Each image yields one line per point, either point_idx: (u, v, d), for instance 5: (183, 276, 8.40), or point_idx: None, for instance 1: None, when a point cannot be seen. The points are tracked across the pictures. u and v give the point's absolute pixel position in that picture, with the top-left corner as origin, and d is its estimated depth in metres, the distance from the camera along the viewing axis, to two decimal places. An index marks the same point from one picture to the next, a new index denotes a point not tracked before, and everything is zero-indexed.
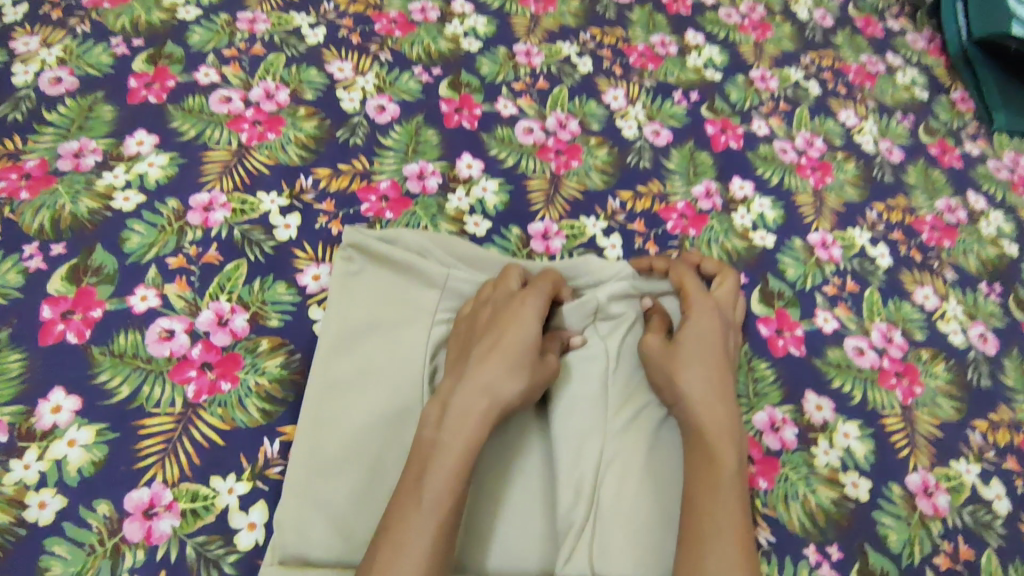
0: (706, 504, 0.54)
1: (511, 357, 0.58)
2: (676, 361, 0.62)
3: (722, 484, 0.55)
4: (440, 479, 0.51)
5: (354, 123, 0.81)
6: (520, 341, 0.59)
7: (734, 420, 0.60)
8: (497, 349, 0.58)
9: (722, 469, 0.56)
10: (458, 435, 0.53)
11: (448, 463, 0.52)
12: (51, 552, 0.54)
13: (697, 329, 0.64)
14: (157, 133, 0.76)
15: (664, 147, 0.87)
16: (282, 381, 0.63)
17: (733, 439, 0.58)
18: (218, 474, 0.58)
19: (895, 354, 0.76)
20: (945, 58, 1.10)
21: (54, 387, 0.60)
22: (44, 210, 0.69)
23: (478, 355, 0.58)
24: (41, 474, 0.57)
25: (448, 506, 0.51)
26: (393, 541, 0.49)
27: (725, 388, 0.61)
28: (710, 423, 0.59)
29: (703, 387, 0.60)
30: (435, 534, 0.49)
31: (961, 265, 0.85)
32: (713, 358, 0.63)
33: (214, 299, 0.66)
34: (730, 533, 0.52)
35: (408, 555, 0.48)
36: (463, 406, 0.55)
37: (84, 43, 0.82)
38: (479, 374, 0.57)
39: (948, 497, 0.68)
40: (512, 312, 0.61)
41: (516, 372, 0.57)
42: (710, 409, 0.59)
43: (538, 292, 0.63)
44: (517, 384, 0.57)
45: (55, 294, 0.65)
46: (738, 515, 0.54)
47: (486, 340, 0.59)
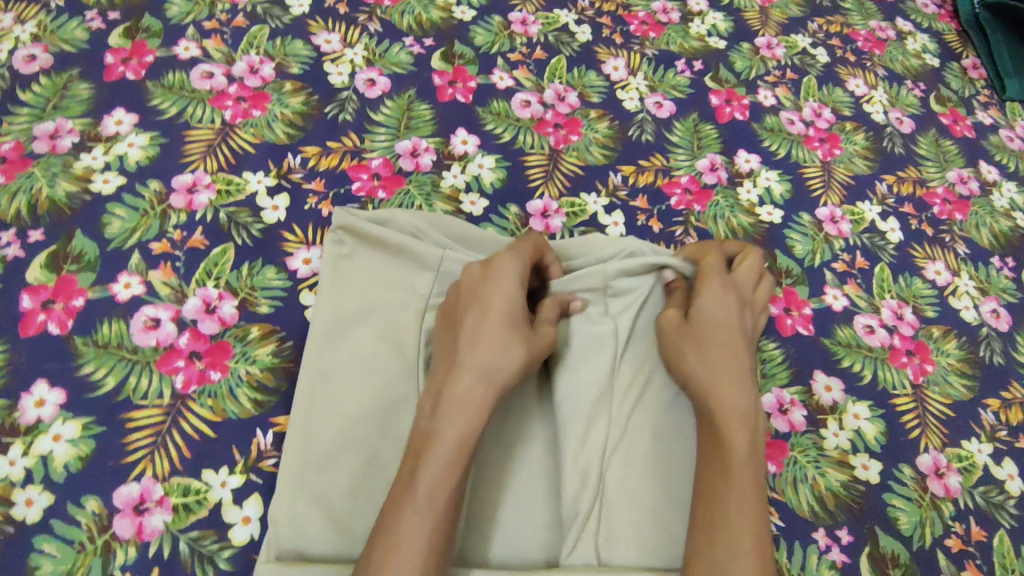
0: (719, 497, 0.51)
1: (501, 334, 0.55)
2: (690, 341, 0.60)
3: (732, 472, 0.52)
4: (435, 474, 0.49)
5: (343, 98, 0.77)
6: (509, 315, 0.56)
7: (748, 400, 0.56)
8: (483, 326, 0.55)
9: (730, 454, 0.53)
10: (453, 426, 0.50)
11: (443, 455, 0.49)
12: (40, 551, 0.52)
13: (713, 307, 0.61)
14: (136, 112, 0.72)
15: (667, 119, 0.84)
16: (274, 369, 0.61)
17: (747, 422, 0.55)
18: (210, 467, 0.56)
19: (906, 332, 0.74)
20: (956, 23, 1.06)
21: (37, 380, 0.58)
22: (21, 195, 0.66)
23: (467, 338, 0.55)
24: (27, 470, 0.54)
25: (445, 503, 0.48)
26: (385, 535, 0.47)
27: (741, 368, 0.58)
28: (721, 403, 0.56)
29: (712, 368, 0.58)
30: (432, 531, 0.47)
31: (973, 239, 0.83)
32: (731, 340, 0.60)
33: (201, 286, 0.64)
34: (740, 520, 0.50)
35: (401, 554, 0.46)
36: (463, 395, 0.52)
37: (58, 18, 0.78)
38: (475, 358, 0.53)
39: (959, 478, 0.66)
40: (491, 283, 0.58)
41: (513, 345, 0.55)
42: (721, 390, 0.56)
43: (517, 257, 0.60)
44: (516, 360, 0.54)
45: (34, 283, 0.62)
46: (749, 498, 0.51)
47: (470, 318, 0.56)
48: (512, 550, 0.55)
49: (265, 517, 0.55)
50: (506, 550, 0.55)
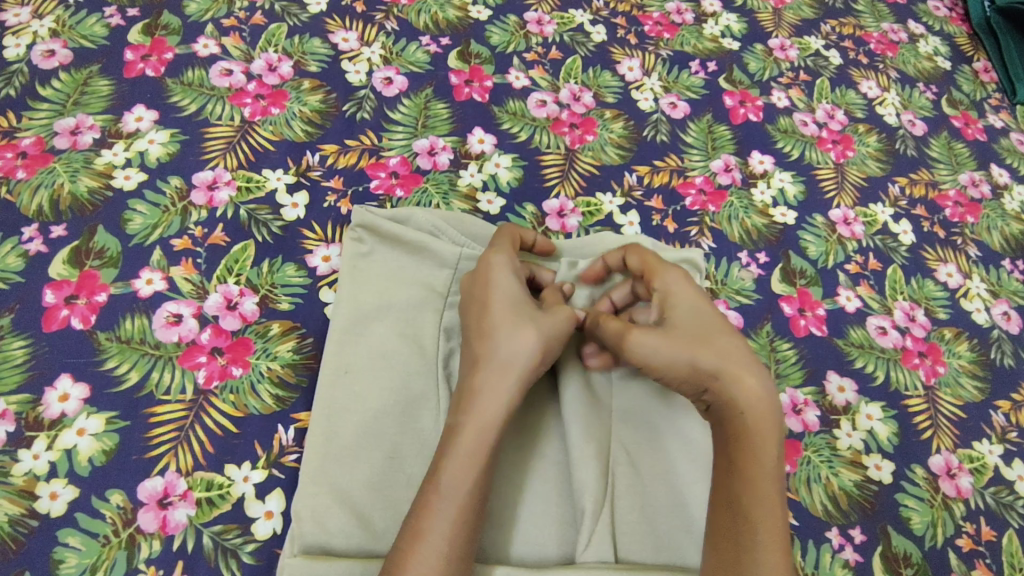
0: (740, 506, 0.50)
1: (503, 322, 0.56)
2: (691, 346, 0.54)
3: (762, 479, 0.51)
4: (459, 463, 0.50)
5: (360, 97, 0.78)
6: (511, 302, 0.57)
7: (772, 390, 0.53)
8: (490, 319, 0.56)
9: (759, 457, 0.51)
10: (474, 416, 0.52)
11: (465, 446, 0.50)
12: (65, 544, 0.52)
13: (682, 298, 0.58)
14: (156, 109, 0.73)
15: (681, 120, 0.84)
16: (295, 366, 0.62)
17: (774, 416, 0.52)
18: (232, 462, 0.57)
19: (918, 333, 0.74)
20: (967, 27, 1.06)
21: (61, 375, 0.58)
22: (42, 190, 0.66)
23: (476, 334, 0.56)
24: (51, 464, 0.55)
25: (469, 495, 0.49)
26: (414, 527, 0.48)
27: (744, 350, 0.55)
28: (747, 400, 0.52)
29: (729, 358, 0.53)
30: (455, 521, 0.48)
31: (985, 242, 0.83)
32: (717, 327, 0.56)
33: (222, 282, 0.64)
34: (768, 537, 0.49)
35: (427, 545, 0.47)
36: (477, 386, 0.53)
37: (77, 13, 0.78)
38: (489, 351, 0.55)
39: (970, 479, 0.67)
40: (484, 278, 0.59)
41: (522, 327, 0.55)
42: (741, 381, 0.53)
43: (501, 248, 0.61)
44: (530, 342, 0.55)
45: (57, 278, 0.62)
46: (778, 504, 0.50)
47: (475, 317, 0.57)
48: (526, 544, 0.55)
49: (288, 512, 0.56)
50: (520, 545, 0.55)
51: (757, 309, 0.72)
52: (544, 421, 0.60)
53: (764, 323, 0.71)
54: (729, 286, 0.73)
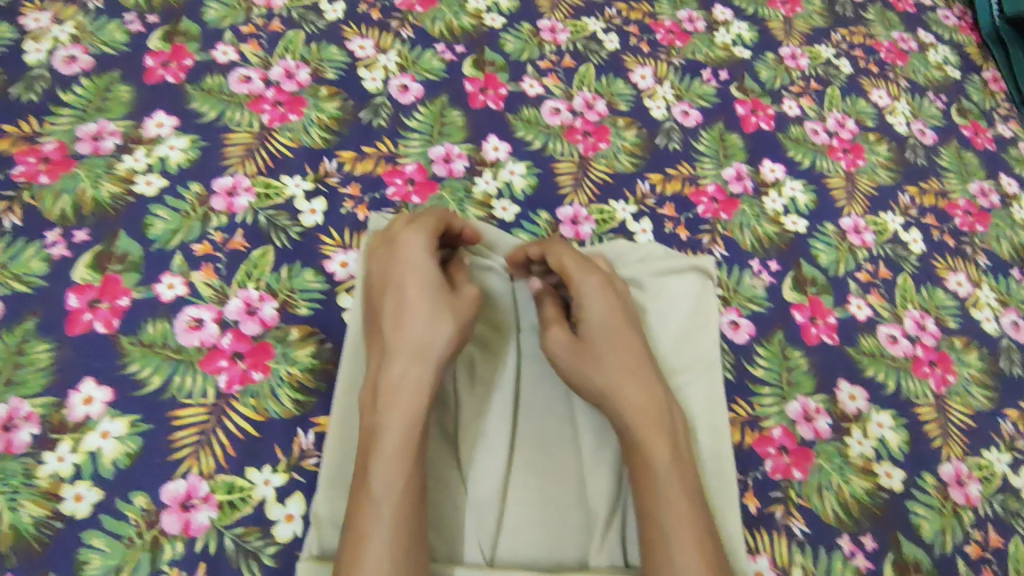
0: (648, 511, 0.52)
1: (418, 311, 0.56)
2: (583, 357, 0.58)
3: (658, 484, 0.53)
4: (386, 462, 0.50)
5: (377, 104, 0.79)
6: (423, 288, 0.57)
7: (651, 402, 0.57)
8: (405, 306, 0.57)
9: (651, 460, 0.54)
10: (393, 413, 0.52)
11: (390, 444, 0.50)
12: (90, 545, 0.53)
13: (593, 310, 0.60)
14: (176, 115, 0.74)
15: (693, 128, 0.85)
16: (314, 371, 0.62)
17: (660, 425, 0.56)
18: (254, 465, 0.58)
19: (928, 342, 0.75)
20: (976, 36, 1.07)
21: (85, 378, 0.59)
22: (65, 195, 0.67)
23: (390, 322, 0.56)
24: (76, 466, 0.56)
25: (404, 490, 0.49)
26: (355, 535, 0.48)
27: (641, 366, 0.59)
28: (630, 414, 0.56)
29: (615, 373, 0.57)
30: (392, 524, 0.48)
31: (994, 251, 0.84)
32: (623, 337, 0.60)
33: (242, 287, 0.65)
34: (679, 536, 0.50)
35: (367, 550, 0.47)
36: (396, 380, 0.53)
37: (97, 19, 0.79)
38: (400, 340, 0.55)
39: (979, 487, 0.68)
40: (400, 264, 0.59)
41: (438, 316, 0.56)
42: (624, 393, 0.56)
43: (417, 232, 0.61)
44: (443, 331, 0.55)
45: (80, 282, 0.63)
46: (685, 507, 0.52)
47: (390, 305, 0.57)
48: (542, 548, 0.56)
49: (308, 514, 0.57)
50: (534, 550, 0.56)
51: (769, 317, 0.73)
52: (558, 425, 0.61)
53: (776, 331, 0.72)
54: (741, 294, 0.74)
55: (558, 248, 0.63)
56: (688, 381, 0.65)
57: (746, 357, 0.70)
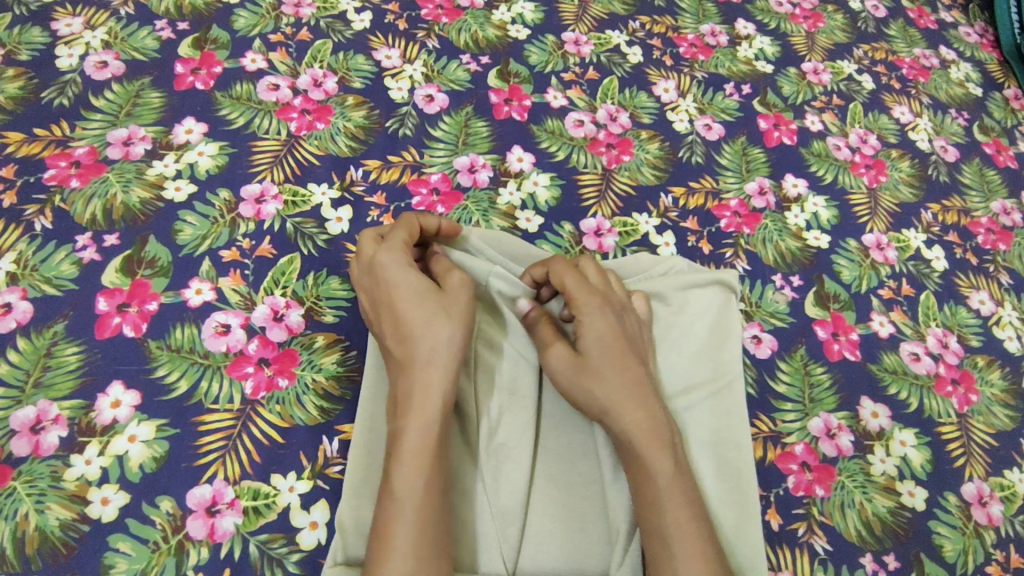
0: (651, 526, 0.52)
1: (413, 321, 0.55)
2: (583, 369, 0.57)
3: (660, 497, 0.53)
4: (407, 464, 0.50)
5: (403, 113, 0.79)
6: (416, 297, 0.57)
7: (651, 413, 0.56)
8: (403, 319, 0.56)
9: (652, 479, 0.54)
10: (415, 417, 0.52)
11: (412, 447, 0.51)
12: (116, 549, 0.52)
13: (592, 329, 0.58)
14: (206, 121, 0.74)
15: (716, 142, 0.85)
16: (339, 379, 0.62)
17: (661, 441, 0.55)
18: (279, 472, 0.57)
19: (951, 361, 0.75)
20: (998, 54, 1.07)
21: (113, 382, 0.59)
22: (95, 199, 0.68)
23: (393, 338, 0.56)
24: (103, 469, 0.55)
25: (424, 491, 0.50)
26: (380, 537, 0.48)
27: (639, 379, 0.58)
28: (630, 431, 0.55)
29: (616, 390, 0.56)
30: (416, 523, 0.48)
31: (1017, 270, 0.84)
32: (622, 352, 0.59)
33: (269, 294, 0.65)
34: (685, 557, 0.51)
35: (393, 548, 0.47)
36: (412, 388, 0.53)
37: (128, 26, 0.80)
38: (410, 351, 0.55)
39: (1001, 507, 0.67)
40: (383, 284, 0.58)
41: (438, 322, 0.55)
42: (622, 410, 0.56)
43: (393, 248, 0.60)
44: (443, 337, 0.55)
45: (109, 286, 0.63)
46: (691, 529, 0.52)
47: (388, 321, 0.57)
48: (564, 561, 0.56)
49: (332, 522, 0.56)
50: (557, 560, 0.56)
51: (791, 332, 0.73)
52: (579, 436, 0.61)
53: (798, 346, 0.72)
54: (763, 308, 0.74)
55: (561, 266, 0.62)
56: (705, 395, 0.64)
57: (769, 372, 0.70)
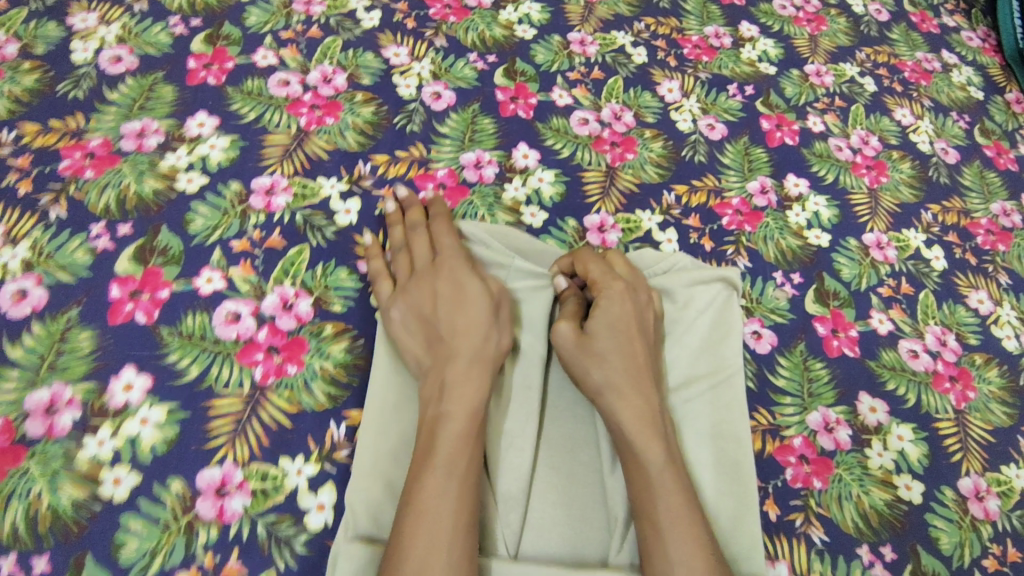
0: (645, 513, 0.54)
1: (474, 316, 0.60)
2: (589, 356, 0.60)
3: (654, 484, 0.54)
4: (452, 443, 0.53)
5: (410, 110, 0.81)
6: (480, 294, 0.62)
7: (651, 402, 0.58)
8: (461, 314, 0.60)
9: (645, 466, 0.55)
10: (460, 403, 0.55)
11: (455, 427, 0.54)
12: (127, 528, 0.54)
13: (607, 314, 0.61)
14: (217, 115, 0.76)
15: (719, 141, 0.87)
16: (347, 366, 0.63)
17: (656, 430, 0.57)
18: (287, 455, 0.58)
19: (949, 358, 0.76)
20: (1000, 58, 1.08)
21: (125, 366, 0.60)
22: (109, 189, 0.69)
23: (448, 329, 0.60)
24: (115, 451, 0.56)
25: (466, 468, 0.52)
26: (417, 508, 0.50)
27: (641, 369, 0.60)
28: (626, 418, 0.57)
29: (616, 376, 0.59)
30: (456, 498, 0.50)
31: (1015, 270, 0.85)
32: (631, 342, 0.61)
33: (278, 284, 0.66)
34: (678, 541, 0.52)
35: (428, 519, 0.49)
36: (463, 376, 0.57)
37: (142, 22, 0.82)
38: (461, 341, 0.59)
39: (998, 502, 0.68)
40: (452, 282, 0.63)
41: (494, 323, 0.60)
42: (623, 399, 0.58)
43: (453, 254, 0.66)
44: (504, 339, 0.60)
45: (123, 273, 0.65)
46: (684, 514, 0.53)
47: (445, 313, 0.61)
48: (565, 548, 0.57)
49: (339, 504, 0.57)
50: (559, 545, 0.57)
51: (790, 328, 0.74)
52: (581, 427, 0.63)
53: (798, 342, 0.73)
54: (763, 305, 0.75)
55: (586, 256, 0.67)
56: (702, 389, 0.65)
57: (768, 367, 0.71)
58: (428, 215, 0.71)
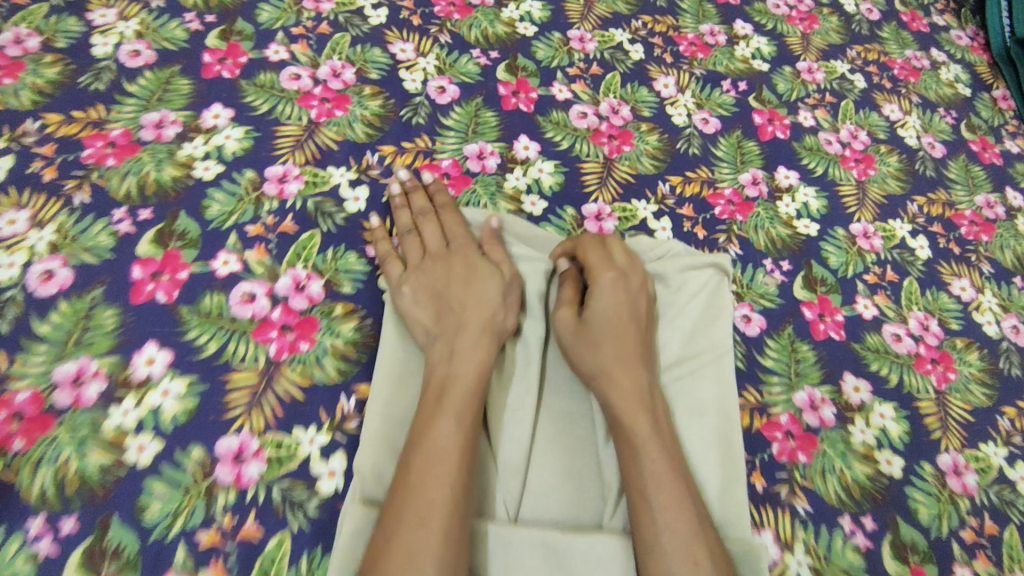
0: (634, 485, 0.57)
1: (485, 292, 0.65)
2: (584, 340, 0.63)
3: (641, 458, 0.57)
4: (458, 404, 0.57)
5: (416, 103, 0.84)
6: (489, 280, 0.66)
7: (639, 383, 0.61)
8: (473, 289, 0.65)
9: (633, 442, 0.58)
10: (468, 367, 0.59)
11: (463, 390, 0.58)
12: (150, 491, 0.57)
13: (602, 301, 0.65)
14: (232, 107, 0.79)
15: (712, 135, 0.90)
16: (356, 344, 0.67)
17: (644, 409, 0.60)
18: (300, 425, 0.62)
19: (931, 342, 0.79)
20: (988, 56, 1.11)
21: (147, 342, 0.63)
22: (130, 176, 0.73)
23: (460, 300, 0.64)
24: (139, 420, 0.60)
25: (469, 428, 0.56)
26: (422, 459, 0.53)
27: (631, 352, 0.63)
28: (616, 399, 0.60)
29: (607, 359, 0.62)
30: (458, 455, 0.54)
31: (998, 260, 0.88)
32: (624, 326, 0.64)
33: (291, 266, 0.70)
34: (664, 509, 0.55)
35: (431, 471, 0.52)
36: (473, 345, 0.61)
37: (159, 18, 0.85)
38: (473, 313, 0.63)
39: (975, 477, 0.72)
40: (465, 262, 0.68)
41: (505, 301, 0.66)
42: (613, 381, 0.61)
43: (463, 240, 0.70)
44: (512, 317, 0.66)
45: (144, 256, 0.68)
46: (669, 485, 0.56)
47: (457, 286, 0.66)
48: (562, 514, 0.60)
49: (349, 471, 0.61)
50: (556, 511, 0.60)
51: (779, 312, 0.77)
52: (578, 404, 0.66)
53: (786, 325, 0.77)
54: (753, 290, 0.78)
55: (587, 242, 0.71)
56: (694, 368, 0.69)
57: (757, 349, 0.74)
58: (431, 202, 0.75)
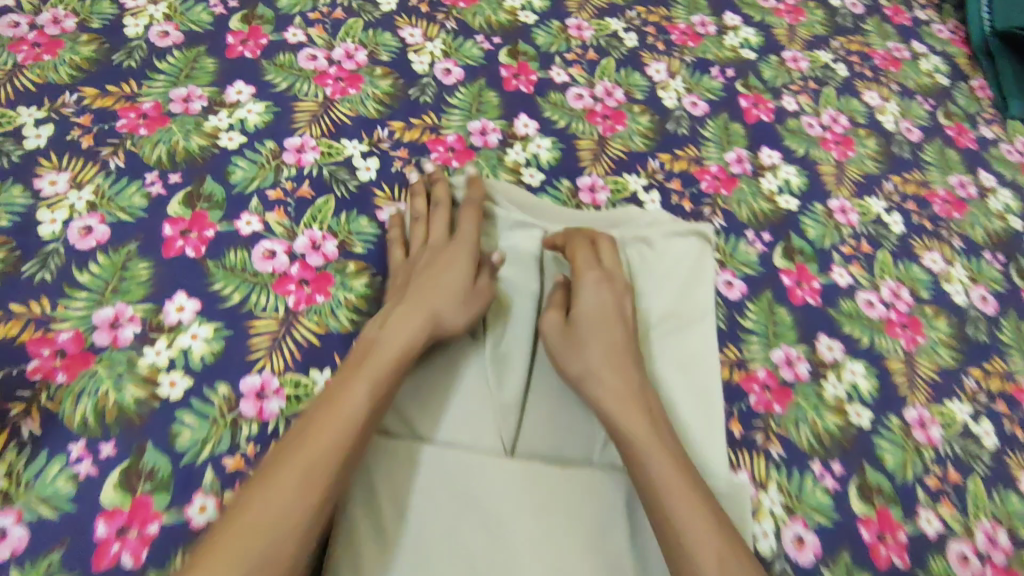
0: (632, 445, 0.60)
1: (446, 283, 0.68)
2: (575, 343, 0.67)
3: (630, 430, 0.60)
4: (376, 361, 0.59)
5: (424, 83, 0.90)
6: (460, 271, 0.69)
7: (628, 384, 0.64)
8: (432, 281, 0.68)
9: (622, 428, 0.61)
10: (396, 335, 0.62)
11: (386, 352, 0.60)
12: (181, 421, 0.63)
13: (588, 303, 0.69)
14: (253, 84, 0.86)
15: (701, 117, 0.96)
16: (367, 298, 0.73)
17: (635, 402, 0.63)
18: (316, 367, 0.68)
19: (901, 308, 0.85)
20: (967, 48, 1.17)
21: (178, 291, 0.70)
22: (161, 144, 0.79)
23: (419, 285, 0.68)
24: (171, 359, 0.66)
25: (379, 384, 0.58)
26: (331, 403, 0.56)
27: (618, 351, 0.66)
28: (605, 393, 0.63)
29: (596, 360, 0.65)
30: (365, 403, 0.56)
31: (969, 236, 0.93)
32: (611, 328, 0.68)
33: (308, 227, 0.76)
34: (658, 461, 0.58)
35: (337, 412, 0.55)
36: (408, 316, 0.64)
37: (186, 3, 0.92)
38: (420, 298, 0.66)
39: (940, 430, 0.77)
40: (442, 258, 0.71)
41: (459, 297, 0.67)
42: (603, 381, 0.64)
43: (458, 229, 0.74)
44: (463, 318, 0.66)
45: (174, 215, 0.74)
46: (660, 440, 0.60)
47: (421, 276, 0.69)
48: (555, 449, 0.66)
49: None
50: (549, 446, 0.66)
51: (759, 278, 0.83)
52: None
53: (765, 290, 0.82)
54: (736, 258, 0.84)
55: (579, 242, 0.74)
56: (678, 327, 0.75)
57: (738, 310, 0.80)
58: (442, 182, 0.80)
